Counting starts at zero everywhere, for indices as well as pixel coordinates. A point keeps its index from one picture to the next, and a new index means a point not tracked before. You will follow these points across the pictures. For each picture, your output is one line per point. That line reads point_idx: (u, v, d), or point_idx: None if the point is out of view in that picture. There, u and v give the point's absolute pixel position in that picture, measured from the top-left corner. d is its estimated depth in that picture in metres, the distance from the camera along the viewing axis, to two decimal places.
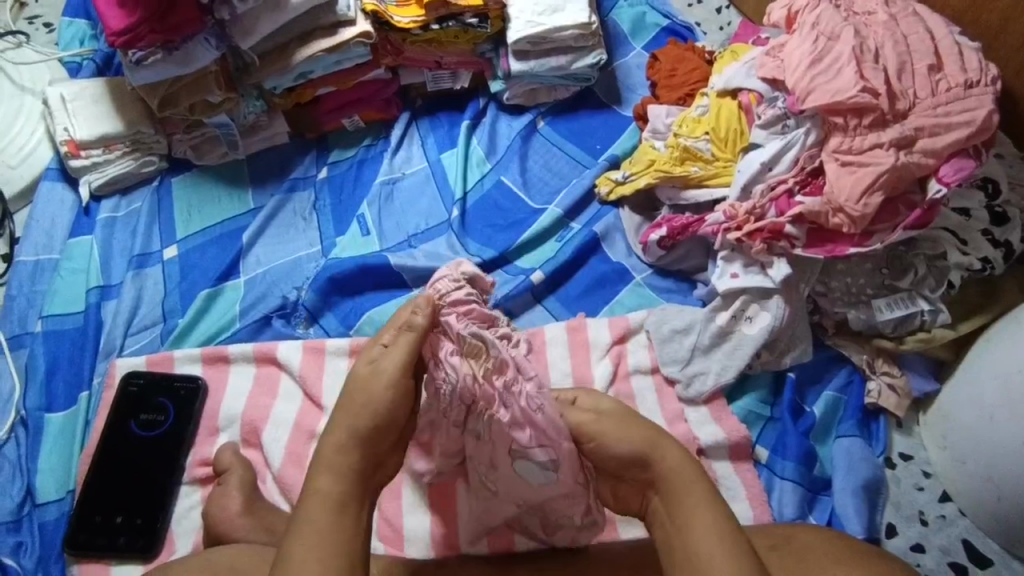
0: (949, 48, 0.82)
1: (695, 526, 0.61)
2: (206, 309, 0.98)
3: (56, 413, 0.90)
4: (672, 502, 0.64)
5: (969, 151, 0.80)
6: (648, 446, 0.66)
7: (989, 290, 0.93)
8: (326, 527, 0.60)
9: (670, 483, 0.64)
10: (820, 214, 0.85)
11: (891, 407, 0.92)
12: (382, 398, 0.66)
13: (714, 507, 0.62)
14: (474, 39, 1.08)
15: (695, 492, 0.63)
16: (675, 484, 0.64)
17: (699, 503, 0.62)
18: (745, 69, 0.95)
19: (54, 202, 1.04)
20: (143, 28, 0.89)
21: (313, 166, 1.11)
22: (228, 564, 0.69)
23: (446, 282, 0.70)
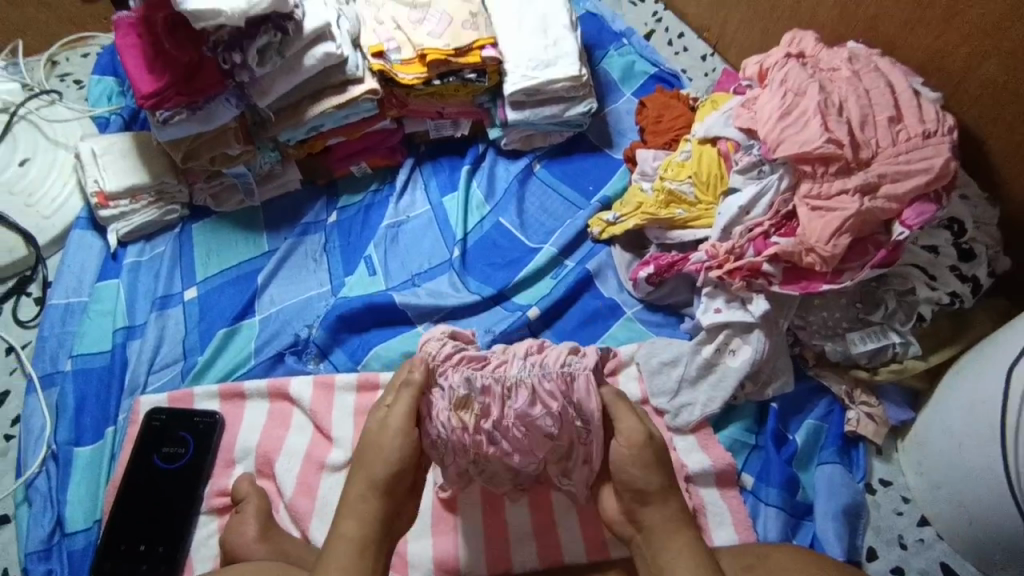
0: (908, 101, 0.89)
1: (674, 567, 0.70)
2: (223, 347, 1.05)
3: (85, 447, 0.97)
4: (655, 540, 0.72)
5: (930, 196, 0.87)
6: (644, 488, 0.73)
7: (960, 322, 0.98)
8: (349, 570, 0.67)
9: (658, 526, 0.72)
10: (793, 253, 0.92)
11: (869, 435, 0.97)
12: (391, 444, 0.72)
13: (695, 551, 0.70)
14: (473, 92, 1.16)
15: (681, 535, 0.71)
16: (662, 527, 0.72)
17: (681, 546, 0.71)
18: (723, 118, 1.02)
19: (84, 248, 1.11)
20: (170, 92, 0.98)
21: (323, 212, 1.19)
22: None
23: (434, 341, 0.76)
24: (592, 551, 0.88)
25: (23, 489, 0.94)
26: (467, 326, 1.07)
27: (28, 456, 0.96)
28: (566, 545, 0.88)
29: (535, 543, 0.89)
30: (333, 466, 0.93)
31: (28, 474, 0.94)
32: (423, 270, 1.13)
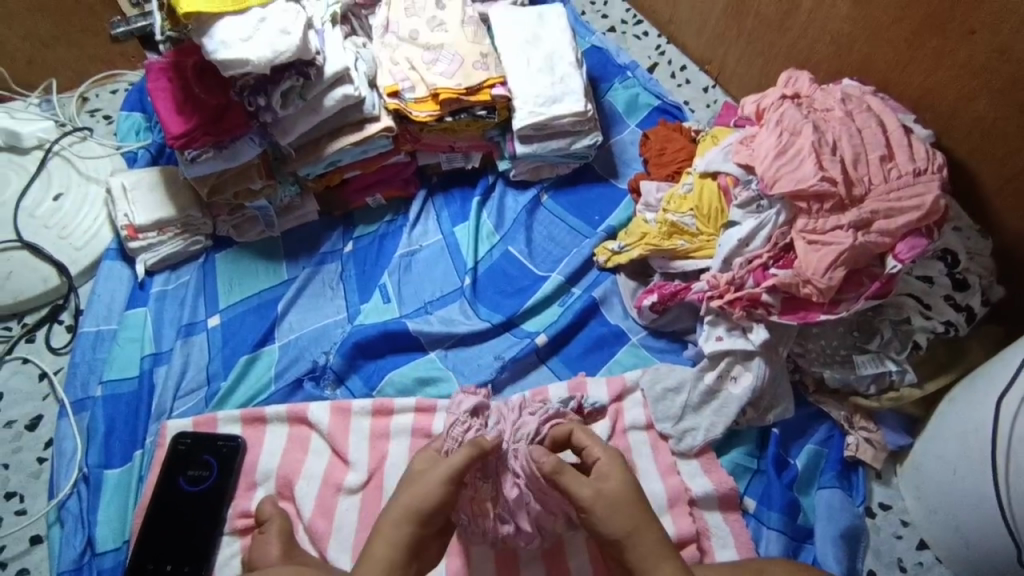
0: (900, 140, 0.95)
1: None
2: (245, 373, 1.09)
3: (114, 470, 1.01)
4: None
5: (922, 231, 0.91)
6: (617, 527, 0.75)
7: (956, 350, 1.02)
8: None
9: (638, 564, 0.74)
10: (791, 285, 0.95)
11: (868, 460, 1.00)
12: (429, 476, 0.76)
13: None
14: (483, 127, 1.21)
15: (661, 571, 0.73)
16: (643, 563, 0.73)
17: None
18: (722, 154, 1.07)
19: (114, 278, 1.17)
20: (197, 132, 1.04)
21: (339, 241, 1.24)
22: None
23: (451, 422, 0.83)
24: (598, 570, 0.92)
25: (56, 510, 0.99)
26: (478, 352, 1.11)
27: (60, 478, 1.01)
28: (573, 564, 0.92)
29: (543, 563, 0.92)
30: (350, 488, 0.97)
31: (60, 496, 0.99)
32: (438, 297, 1.17)
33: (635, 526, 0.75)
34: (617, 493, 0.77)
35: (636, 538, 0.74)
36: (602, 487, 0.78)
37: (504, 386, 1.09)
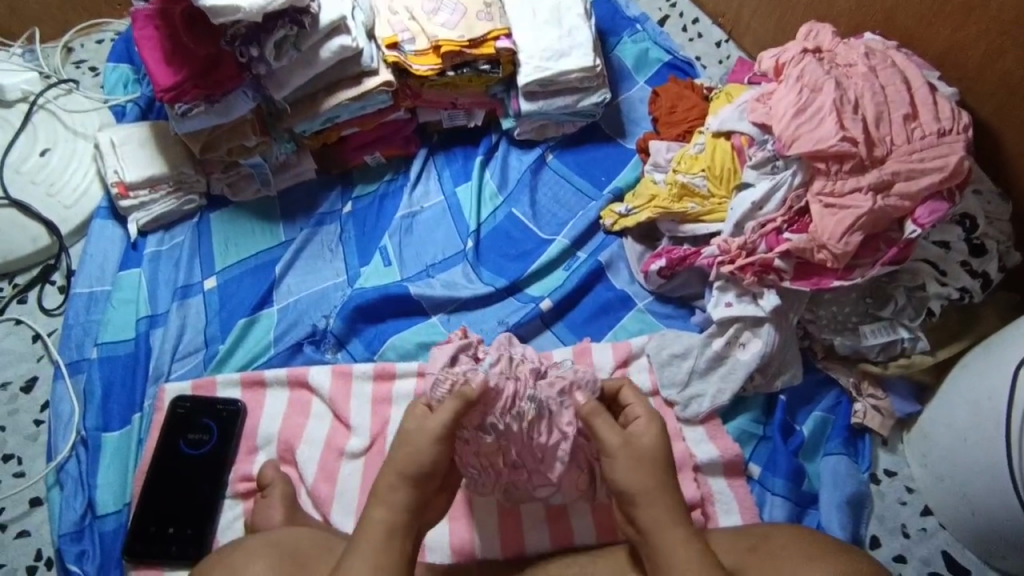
0: (925, 98, 0.91)
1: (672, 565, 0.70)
2: (243, 336, 1.07)
3: (113, 433, 1.00)
4: (652, 541, 0.72)
5: (943, 194, 0.88)
6: (633, 486, 0.74)
7: (969, 317, 0.99)
8: (376, 549, 0.71)
9: (651, 524, 0.73)
10: (805, 250, 0.93)
11: (875, 427, 0.99)
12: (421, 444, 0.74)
13: (690, 548, 0.71)
14: (487, 82, 1.16)
15: (675, 533, 0.72)
16: (655, 525, 0.72)
17: (675, 545, 0.71)
18: (737, 113, 1.03)
19: (106, 237, 1.14)
20: (188, 85, 0.99)
21: (338, 202, 1.20)
22: (293, 545, 0.81)
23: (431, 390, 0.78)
24: (602, 534, 0.91)
25: (54, 472, 0.98)
26: (481, 317, 1.09)
27: (57, 441, 0.99)
28: (577, 529, 0.92)
29: (547, 528, 0.92)
30: (352, 453, 0.96)
31: (59, 459, 0.98)
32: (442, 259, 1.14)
33: (657, 489, 0.74)
34: (642, 451, 0.76)
35: (654, 500, 0.73)
36: (632, 439, 0.77)
37: None
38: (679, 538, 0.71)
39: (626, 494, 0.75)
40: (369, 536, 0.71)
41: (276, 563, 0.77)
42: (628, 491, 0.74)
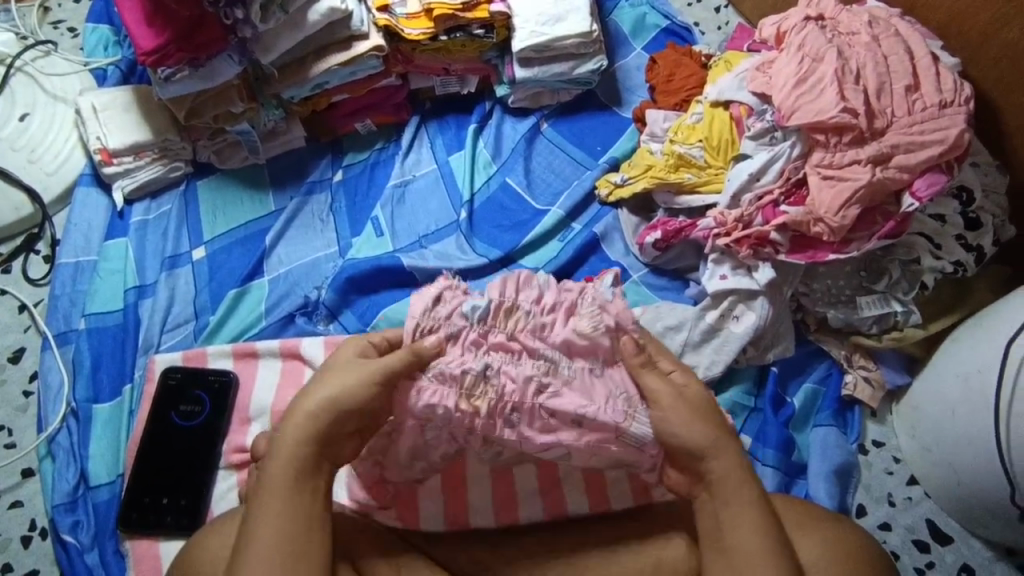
0: (927, 68, 0.90)
1: (743, 528, 0.70)
2: (234, 307, 1.06)
3: (104, 404, 0.99)
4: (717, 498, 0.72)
5: (942, 167, 0.88)
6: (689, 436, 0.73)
7: (962, 290, 1.00)
8: (282, 486, 0.71)
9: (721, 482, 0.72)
10: (801, 223, 0.92)
11: (865, 399, 1.00)
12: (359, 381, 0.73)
13: (755, 515, 0.71)
14: (480, 48, 1.12)
15: (744, 495, 0.71)
16: (722, 484, 0.72)
17: (740, 508, 0.71)
18: (736, 82, 1.01)
19: (91, 206, 1.11)
20: (171, 48, 0.95)
21: (328, 170, 1.17)
22: None
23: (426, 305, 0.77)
24: (595, 506, 0.92)
25: (47, 443, 0.97)
26: (474, 288, 1.08)
27: (47, 412, 0.99)
28: (570, 499, 0.92)
29: (541, 500, 0.92)
30: None
31: (50, 430, 0.97)
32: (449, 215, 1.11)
33: (717, 445, 0.73)
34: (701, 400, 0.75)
35: (726, 467, 0.72)
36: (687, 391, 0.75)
37: None
38: (749, 500, 0.71)
39: (698, 448, 0.73)
40: (278, 472, 0.72)
41: None
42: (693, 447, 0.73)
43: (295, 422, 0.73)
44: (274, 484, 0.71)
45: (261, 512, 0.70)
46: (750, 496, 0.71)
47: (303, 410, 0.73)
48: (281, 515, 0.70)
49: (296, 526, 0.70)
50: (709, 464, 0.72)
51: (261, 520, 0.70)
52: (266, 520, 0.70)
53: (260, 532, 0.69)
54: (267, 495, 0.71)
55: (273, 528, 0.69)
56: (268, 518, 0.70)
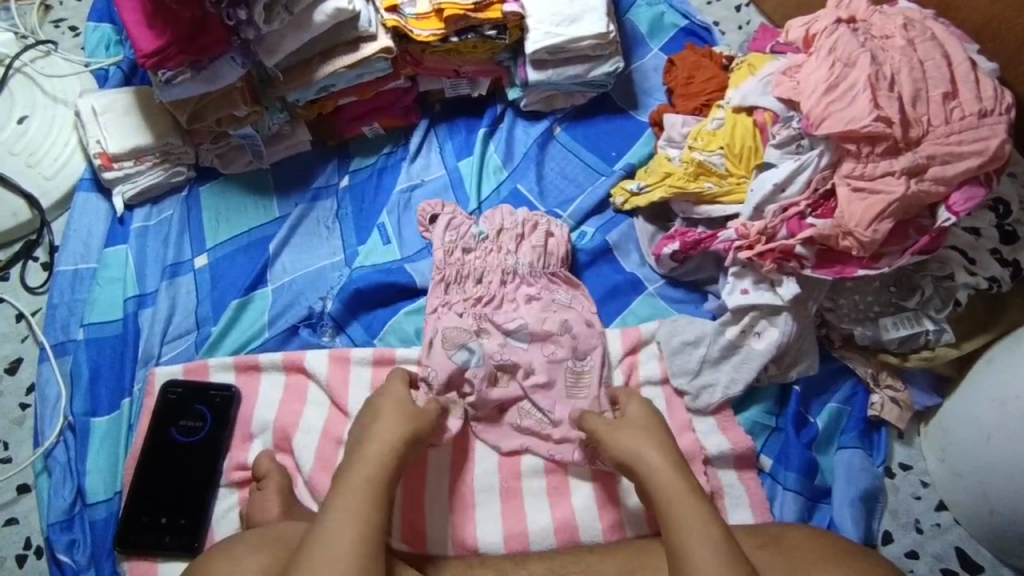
0: (966, 74, 0.85)
1: (692, 534, 0.70)
2: (236, 318, 1.03)
3: (101, 418, 0.96)
4: (668, 508, 0.73)
5: (980, 179, 0.83)
6: (645, 455, 0.79)
7: (996, 306, 0.95)
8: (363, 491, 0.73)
9: (661, 483, 0.76)
10: (829, 237, 0.88)
11: (893, 420, 0.95)
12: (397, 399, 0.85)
13: (711, 527, 0.70)
14: (493, 49, 1.08)
15: (699, 509, 0.72)
16: (665, 488, 0.75)
17: (690, 520, 0.71)
18: (760, 86, 0.96)
19: (90, 212, 1.08)
20: (172, 50, 0.92)
21: (334, 175, 1.14)
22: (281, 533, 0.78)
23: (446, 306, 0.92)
24: (608, 530, 0.89)
25: (42, 459, 0.94)
26: None
27: (44, 426, 0.96)
28: (582, 523, 0.89)
29: (551, 522, 0.89)
30: None
31: (46, 445, 0.94)
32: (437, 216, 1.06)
33: (668, 465, 0.77)
34: (644, 419, 0.85)
35: (667, 478, 0.76)
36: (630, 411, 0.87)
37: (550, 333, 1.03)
38: (704, 514, 0.71)
39: (634, 454, 0.80)
40: (358, 483, 0.74)
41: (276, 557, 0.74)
42: (647, 467, 0.78)
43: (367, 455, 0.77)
44: (348, 504, 0.71)
45: (334, 527, 0.69)
46: (705, 509, 0.72)
47: (380, 436, 0.79)
48: (356, 531, 0.69)
49: (370, 544, 0.69)
50: (647, 470, 0.78)
51: (334, 536, 0.68)
52: (340, 537, 0.68)
53: (327, 551, 0.67)
54: (338, 513, 0.70)
55: (347, 545, 0.68)
56: (334, 534, 0.68)
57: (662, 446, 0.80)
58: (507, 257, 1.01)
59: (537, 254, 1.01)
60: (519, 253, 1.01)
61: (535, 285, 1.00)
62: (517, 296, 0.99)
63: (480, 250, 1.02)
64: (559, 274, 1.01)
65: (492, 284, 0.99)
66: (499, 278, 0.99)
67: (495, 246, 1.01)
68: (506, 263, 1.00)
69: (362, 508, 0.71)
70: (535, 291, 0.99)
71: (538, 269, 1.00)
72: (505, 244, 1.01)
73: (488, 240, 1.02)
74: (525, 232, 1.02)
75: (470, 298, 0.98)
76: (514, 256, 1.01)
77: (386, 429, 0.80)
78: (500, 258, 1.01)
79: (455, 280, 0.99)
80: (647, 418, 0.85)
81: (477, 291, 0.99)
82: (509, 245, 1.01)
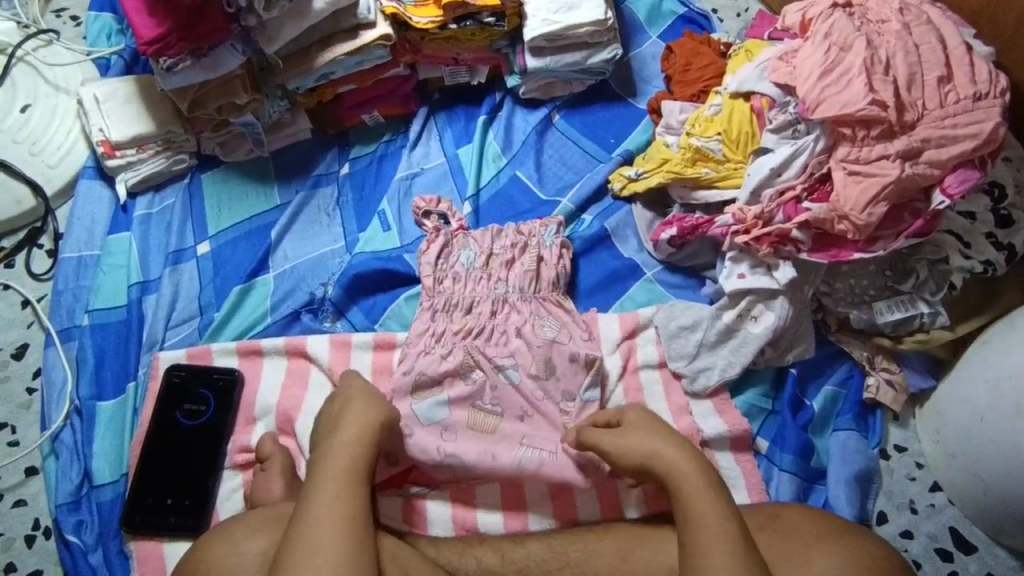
0: (961, 58, 0.85)
1: (708, 532, 0.70)
2: (239, 304, 1.04)
3: (107, 402, 0.98)
4: (686, 500, 0.73)
5: (974, 162, 0.84)
6: (663, 451, 0.78)
7: (990, 291, 0.96)
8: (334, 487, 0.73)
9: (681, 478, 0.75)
10: (825, 221, 0.89)
11: (888, 402, 0.96)
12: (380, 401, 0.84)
13: (729, 526, 0.70)
14: (491, 36, 1.09)
15: (717, 506, 0.72)
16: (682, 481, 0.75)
17: (707, 519, 0.71)
18: (757, 72, 0.97)
19: (93, 200, 1.09)
20: (173, 37, 0.92)
21: (335, 163, 1.15)
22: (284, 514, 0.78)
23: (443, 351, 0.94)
24: (606, 510, 0.90)
25: (50, 442, 0.96)
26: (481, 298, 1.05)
27: (50, 410, 0.97)
28: (581, 504, 0.90)
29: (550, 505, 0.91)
30: None
31: (53, 428, 0.96)
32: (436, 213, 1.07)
33: (688, 461, 0.76)
34: (652, 416, 0.83)
35: (687, 475, 0.75)
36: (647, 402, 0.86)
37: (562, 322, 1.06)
38: (720, 512, 0.71)
39: (653, 447, 0.79)
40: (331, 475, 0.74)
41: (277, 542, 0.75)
42: (665, 461, 0.77)
43: (345, 437, 0.78)
44: (327, 490, 0.73)
45: (313, 518, 0.70)
46: (726, 508, 0.72)
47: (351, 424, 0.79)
48: (335, 509, 0.71)
49: (349, 530, 0.70)
50: (664, 464, 0.77)
51: (315, 526, 0.70)
52: (322, 526, 0.70)
53: (309, 539, 0.69)
54: (317, 503, 0.72)
55: (328, 535, 0.69)
56: (312, 524, 0.70)
57: (677, 440, 0.79)
58: (497, 285, 0.99)
59: (528, 278, 0.99)
60: (510, 278, 1.00)
61: (525, 313, 0.98)
62: (507, 328, 0.96)
63: (468, 278, 1.00)
64: (550, 298, 1.00)
65: (482, 314, 0.98)
66: (489, 307, 0.97)
67: (485, 274, 1.00)
68: (495, 292, 0.99)
69: (338, 491, 0.73)
70: (524, 321, 0.97)
71: (528, 294, 0.99)
72: (496, 272, 1.00)
73: (477, 267, 1.00)
74: (516, 255, 1.01)
75: (454, 328, 0.96)
76: (505, 282, 1.00)
77: (358, 416, 0.80)
78: (491, 286, 0.99)
79: (443, 309, 0.98)
80: (655, 419, 0.83)
81: (466, 322, 0.97)
82: (499, 272, 1.00)
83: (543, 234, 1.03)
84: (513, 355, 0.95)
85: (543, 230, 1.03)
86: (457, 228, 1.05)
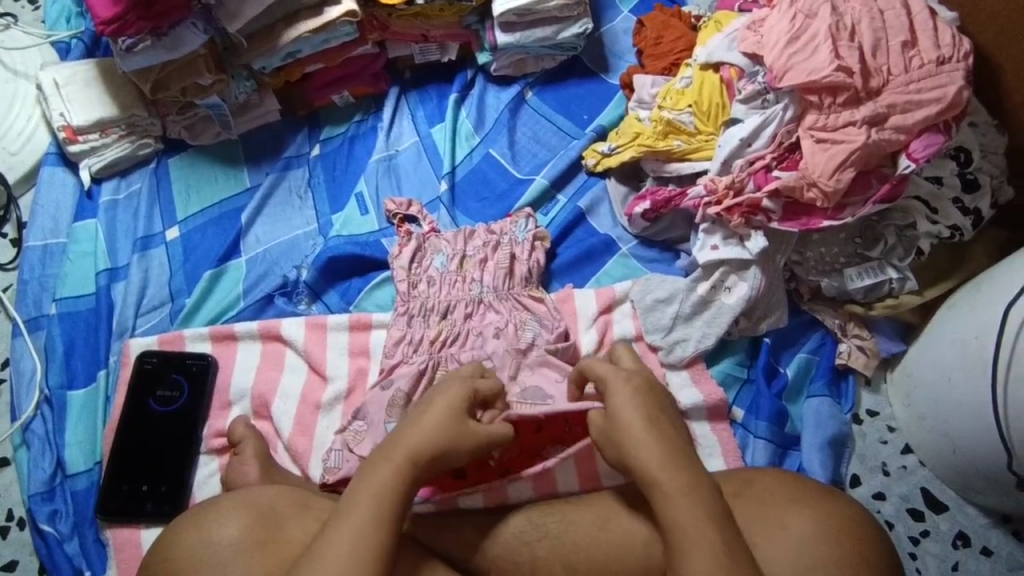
0: (925, 23, 0.86)
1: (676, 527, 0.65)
2: (212, 287, 1.03)
3: (77, 391, 0.96)
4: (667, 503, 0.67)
5: (939, 127, 0.85)
6: (628, 443, 0.71)
7: (958, 255, 0.97)
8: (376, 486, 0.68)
9: (660, 480, 0.68)
10: (795, 188, 0.90)
11: (859, 367, 0.98)
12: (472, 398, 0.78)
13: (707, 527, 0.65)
14: (460, 12, 1.07)
15: (688, 502, 0.66)
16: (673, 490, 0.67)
17: (684, 515, 0.66)
18: (726, 42, 0.96)
19: (56, 186, 1.07)
20: (131, 16, 0.90)
21: (305, 144, 1.13)
22: (268, 504, 0.77)
23: (406, 345, 0.95)
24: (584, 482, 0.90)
25: (21, 432, 0.94)
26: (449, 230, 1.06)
27: (19, 401, 0.96)
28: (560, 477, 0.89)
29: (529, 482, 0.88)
30: (329, 404, 0.94)
31: (24, 418, 0.94)
32: (406, 216, 1.05)
33: (661, 456, 0.69)
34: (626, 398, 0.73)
35: (659, 471, 0.68)
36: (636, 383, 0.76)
37: (552, 282, 1.04)
38: (693, 510, 0.66)
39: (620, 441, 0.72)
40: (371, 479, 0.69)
41: (250, 525, 0.74)
42: (630, 456, 0.71)
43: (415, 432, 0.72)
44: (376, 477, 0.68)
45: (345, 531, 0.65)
46: (706, 505, 0.67)
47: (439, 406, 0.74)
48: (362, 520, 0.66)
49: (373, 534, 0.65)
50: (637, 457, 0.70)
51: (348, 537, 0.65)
52: (357, 540, 0.65)
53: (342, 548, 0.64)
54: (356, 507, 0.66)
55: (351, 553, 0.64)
56: (337, 555, 0.64)
57: (646, 426, 0.71)
58: (472, 287, 0.98)
59: (500, 276, 0.99)
60: (484, 277, 0.99)
61: (502, 313, 0.97)
62: (483, 329, 0.96)
63: (443, 282, 0.99)
64: (523, 298, 0.98)
65: (457, 319, 0.97)
66: (463, 311, 0.97)
67: (459, 276, 0.99)
68: (470, 294, 0.98)
69: (388, 481, 0.68)
70: (504, 321, 0.96)
71: (502, 292, 0.98)
72: (470, 272, 0.99)
73: (451, 270, 0.99)
74: (489, 254, 1.00)
75: (430, 335, 0.95)
76: (479, 282, 0.99)
77: (443, 405, 0.74)
78: (465, 288, 0.98)
79: (419, 313, 0.97)
80: (637, 397, 0.73)
81: (441, 328, 0.96)
82: (473, 273, 0.99)
83: (514, 230, 1.02)
84: (495, 324, 0.96)
85: (513, 227, 1.02)
86: (428, 231, 1.04)
